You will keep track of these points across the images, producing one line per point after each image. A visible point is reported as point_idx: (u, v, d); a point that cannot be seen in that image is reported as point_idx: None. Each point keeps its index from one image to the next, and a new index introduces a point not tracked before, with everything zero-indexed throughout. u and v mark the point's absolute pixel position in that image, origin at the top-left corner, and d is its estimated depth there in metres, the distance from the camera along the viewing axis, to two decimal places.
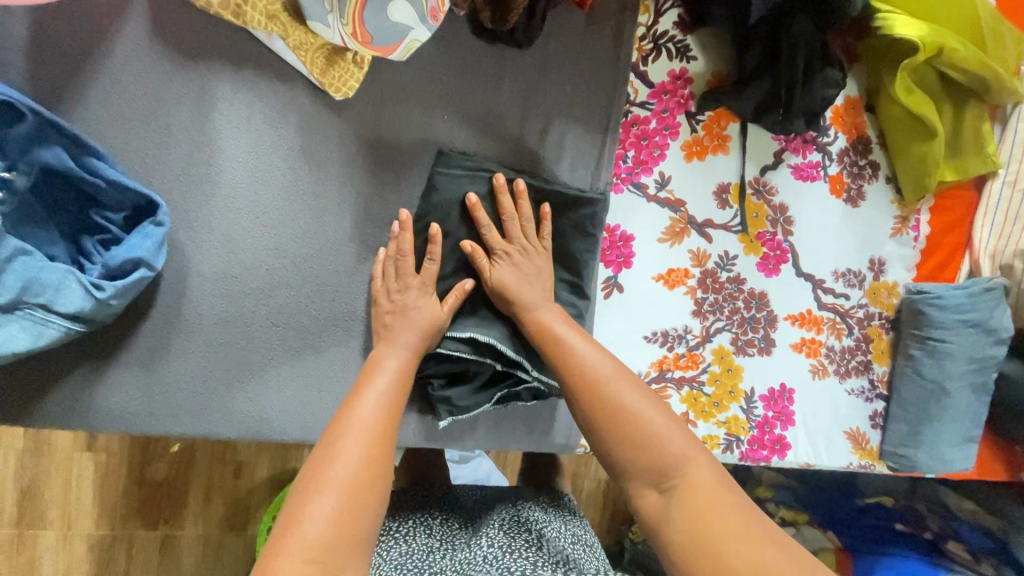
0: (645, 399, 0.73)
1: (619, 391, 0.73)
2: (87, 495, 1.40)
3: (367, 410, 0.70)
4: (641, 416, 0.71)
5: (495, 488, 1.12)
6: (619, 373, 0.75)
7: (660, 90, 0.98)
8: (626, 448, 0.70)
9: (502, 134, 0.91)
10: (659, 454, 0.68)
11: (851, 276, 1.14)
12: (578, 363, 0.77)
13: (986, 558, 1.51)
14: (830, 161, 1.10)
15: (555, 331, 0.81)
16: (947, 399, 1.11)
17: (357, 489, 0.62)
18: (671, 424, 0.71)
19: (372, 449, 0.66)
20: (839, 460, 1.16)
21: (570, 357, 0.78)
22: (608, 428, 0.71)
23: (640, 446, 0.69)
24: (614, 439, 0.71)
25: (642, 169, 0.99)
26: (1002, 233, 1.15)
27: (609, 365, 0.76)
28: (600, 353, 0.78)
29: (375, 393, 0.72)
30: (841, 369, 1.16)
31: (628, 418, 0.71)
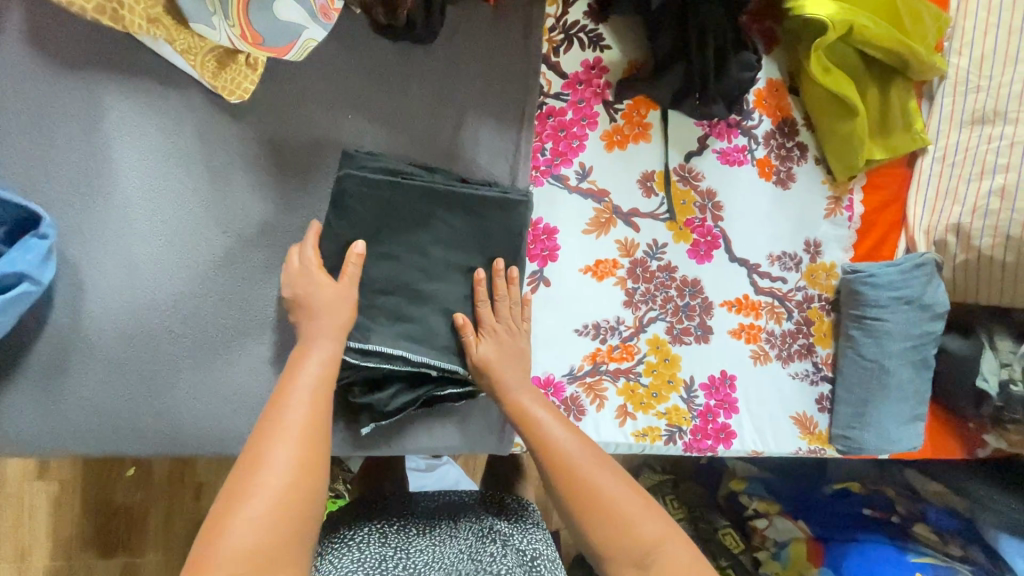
0: (624, 481, 0.73)
1: (597, 476, 0.73)
2: (39, 525, 1.36)
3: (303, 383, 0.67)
4: (620, 503, 0.71)
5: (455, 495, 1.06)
6: (593, 457, 0.75)
7: (574, 81, 0.97)
8: (606, 530, 0.70)
9: (413, 132, 0.89)
10: (637, 539, 0.69)
11: (787, 259, 1.14)
12: (556, 448, 0.76)
13: (954, 538, 1.52)
14: (756, 144, 1.09)
15: (534, 412, 0.80)
16: (888, 377, 1.10)
17: (287, 485, 0.58)
18: (648, 508, 0.71)
19: (302, 435, 0.62)
20: (787, 446, 1.15)
21: (547, 439, 0.77)
22: (587, 515, 0.71)
23: (619, 531, 0.69)
24: (591, 522, 0.71)
25: (562, 161, 0.98)
26: (935, 208, 1.14)
27: (589, 449, 0.76)
28: (580, 440, 0.77)
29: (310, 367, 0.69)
30: (783, 354, 1.15)
31: (605, 504, 0.71)
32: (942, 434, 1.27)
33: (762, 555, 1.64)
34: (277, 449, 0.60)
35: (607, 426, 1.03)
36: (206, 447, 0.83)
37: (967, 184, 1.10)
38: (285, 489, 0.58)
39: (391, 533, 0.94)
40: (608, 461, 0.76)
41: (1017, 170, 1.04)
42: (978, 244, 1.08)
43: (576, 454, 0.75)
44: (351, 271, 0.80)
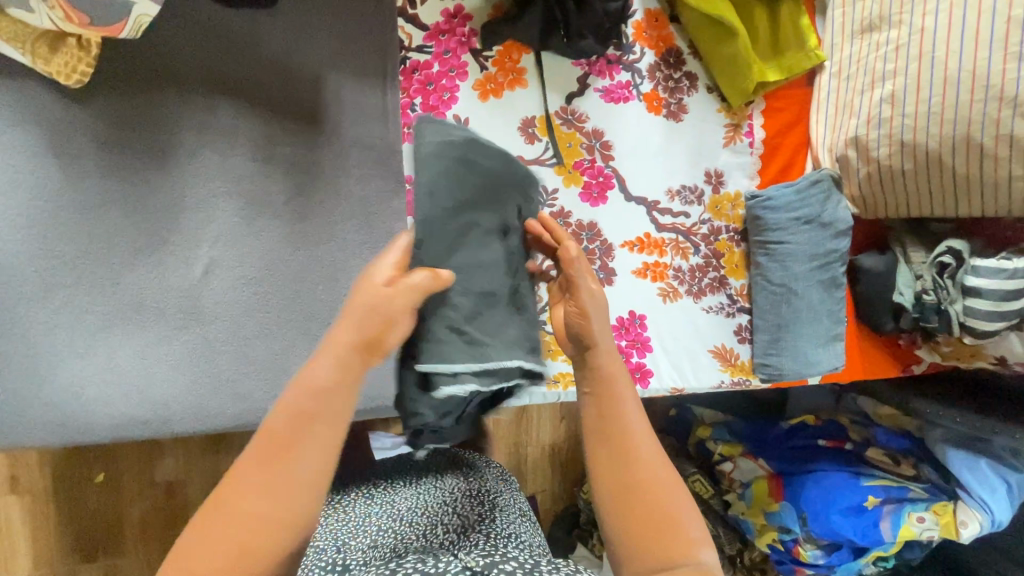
0: (672, 472, 0.64)
1: (649, 457, 0.64)
2: (17, 537, 1.37)
3: (309, 384, 0.59)
4: (664, 496, 0.62)
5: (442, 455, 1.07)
6: (652, 439, 0.66)
7: (436, 32, 0.96)
8: (647, 518, 0.61)
9: (271, 99, 0.89)
10: (683, 544, 0.60)
11: (688, 192, 1.12)
12: (617, 412, 0.67)
13: (905, 459, 1.52)
14: (641, 79, 1.08)
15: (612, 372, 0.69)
16: (798, 300, 1.09)
17: (285, 469, 0.56)
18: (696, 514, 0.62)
19: (308, 416, 0.58)
20: (709, 381, 1.14)
21: (614, 407, 0.67)
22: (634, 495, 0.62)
23: (658, 523, 0.60)
24: (632, 504, 0.62)
25: (434, 115, 0.97)
26: (835, 124, 1.12)
27: (647, 426, 0.67)
28: (643, 418, 0.68)
29: (328, 359, 0.60)
30: (694, 289, 1.14)
31: (652, 491, 0.62)
32: (874, 354, 1.26)
33: (731, 497, 1.67)
34: (281, 436, 0.56)
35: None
36: (102, 432, 0.85)
37: (861, 96, 1.08)
38: (285, 488, 0.56)
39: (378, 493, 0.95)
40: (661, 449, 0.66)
41: (902, 74, 1.01)
42: (876, 154, 1.06)
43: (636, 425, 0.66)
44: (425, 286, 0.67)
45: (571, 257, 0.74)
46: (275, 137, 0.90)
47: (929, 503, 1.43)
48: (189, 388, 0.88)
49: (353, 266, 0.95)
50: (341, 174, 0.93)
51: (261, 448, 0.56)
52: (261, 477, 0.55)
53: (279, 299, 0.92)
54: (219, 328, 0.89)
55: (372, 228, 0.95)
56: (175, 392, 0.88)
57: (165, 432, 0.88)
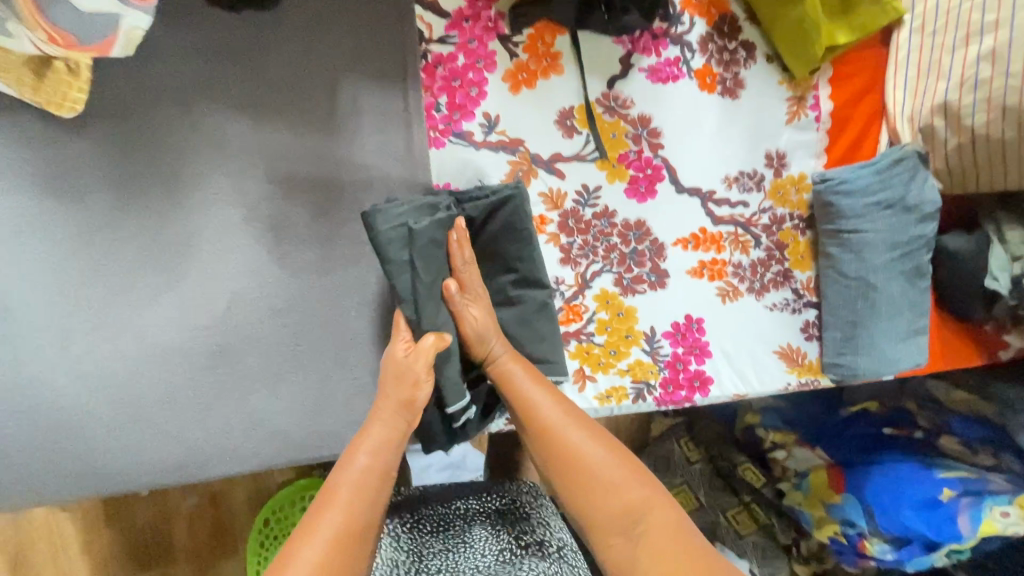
0: (606, 443, 0.72)
1: (582, 444, 0.71)
2: None
3: (363, 462, 0.66)
4: (603, 469, 0.69)
5: (474, 483, 0.95)
6: (576, 420, 0.73)
7: (458, 19, 0.85)
8: (585, 495, 0.68)
9: (281, 111, 0.79)
10: (622, 505, 0.67)
11: (746, 179, 1.00)
12: (540, 418, 0.73)
13: (984, 448, 1.41)
14: (692, 53, 0.95)
15: (512, 376, 0.77)
16: (877, 294, 0.97)
17: (347, 535, 0.61)
18: (632, 469, 0.70)
19: (361, 487, 0.64)
20: (775, 384, 1.04)
21: (529, 407, 0.74)
22: (569, 481, 0.70)
23: (605, 499, 0.68)
24: (572, 490, 0.69)
25: (462, 115, 0.87)
26: (917, 90, 0.98)
27: (571, 412, 0.74)
28: (568, 407, 0.75)
29: (375, 441, 0.68)
30: (756, 286, 1.03)
31: (588, 468, 0.69)
32: (957, 344, 1.14)
33: (784, 487, 1.58)
34: (339, 510, 0.62)
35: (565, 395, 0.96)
36: (138, 482, 0.80)
37: (952, 54, 0.93)
38: (342, 560, 0.59)
39: (406, 536, 0.85)
40: (585, 423, 0.73)
41: (1007, 26, 0.86)
42: (970, 122, 0.92)
43: (555, 420, 0.73)
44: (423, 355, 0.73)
45: (451, 293, 0.78)
46: (289, 154, 0.81)
47: (1012, 495, 1.32)
48: (221, 431, 0.82)
49: (385, 288, 0.87)
50: (364, 189, 0.84)
51: (313, 523, 0.60)
52: (324, 544, 0.59)
53: (309, 329, 0.85)
54: (246, 366, 0.83)
55: None
56: (208, 436, 0.82)
57: (201, 477, 0.82)
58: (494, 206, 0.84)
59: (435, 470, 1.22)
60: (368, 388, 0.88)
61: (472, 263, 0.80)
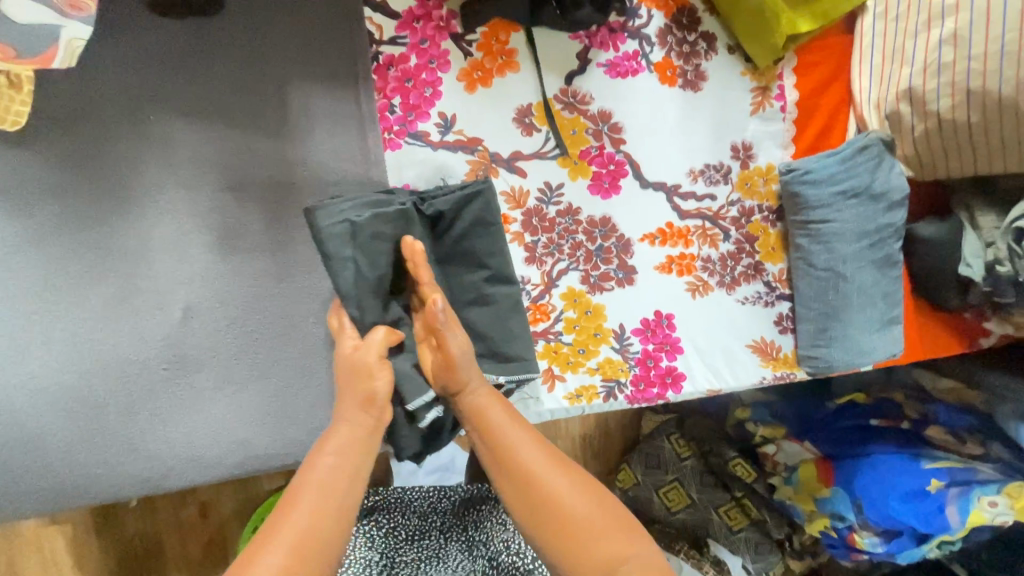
0: (589, 484, 0.62)
1: (563, 487, 0.61)
2: None
3: (330, 464, 0.60)
4: (584, 511, 0.60)
5: (452, 489, 0.95)
6: (554, 460, 0.63)
7: (409, 19, 0.84)
8: (559, 543, 0.59)
9: (232, 118, 0.79)
10: (602, 559, 0.58)
11: (712, 171, 0.99)
12: (515, 457, 0.63)
13: (972, 436, 1.39)
14: (651, 46, 0.94)
15: (487, 408, 0.66)
16: (848, 284, 0.96)
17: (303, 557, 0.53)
18: (613, 518, 0.61)
19: (327, 500, 0.57)
20: (749, 378, 1.02)
21: (501, 440, 0.64)
22: (542, 525, 0.60)
23: (583, 552, 0.59)
24: (545, 537, 0.60)
25: (416, 115, 0.86)
26: (883, 76, 0.96)
27: (550, 451, 0.64)
28: (546, 445, 0.65)
29: (337, 444, 0.62)
30: (726, 280, 1.02)
31: (565, 517, 0.60)
32: (936, 333, 1.12)
33: (775, 481, 1.58)
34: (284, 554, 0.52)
35: (531, 391, 0.93)
36: (98, 497, 0.78)
37: (914, 39, 0.92)
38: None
39: (381, 539, 0.86)
40: (565, 460, 0.64)
41: (968, 9, 0.86)
42: (936, 108, 0.90)
43: (531, 456, 0.63)
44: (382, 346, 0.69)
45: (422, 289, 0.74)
46: (242, 160, 0.80)
47: (1001, 485, 1.31)
48: (182, 441, 0.81)
49: None
50: (320, 193, 0.83)
51: (265, 542, 0.53)
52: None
53: (270, 336, 0.84)
54: (206, 375, 0.82)
55: None
56: (170, 447, 0.81)
57: (164, 489, 0.82)
58: (462, 202, 0.82)
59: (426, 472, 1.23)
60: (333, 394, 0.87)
61: (437, 285, 0.76)
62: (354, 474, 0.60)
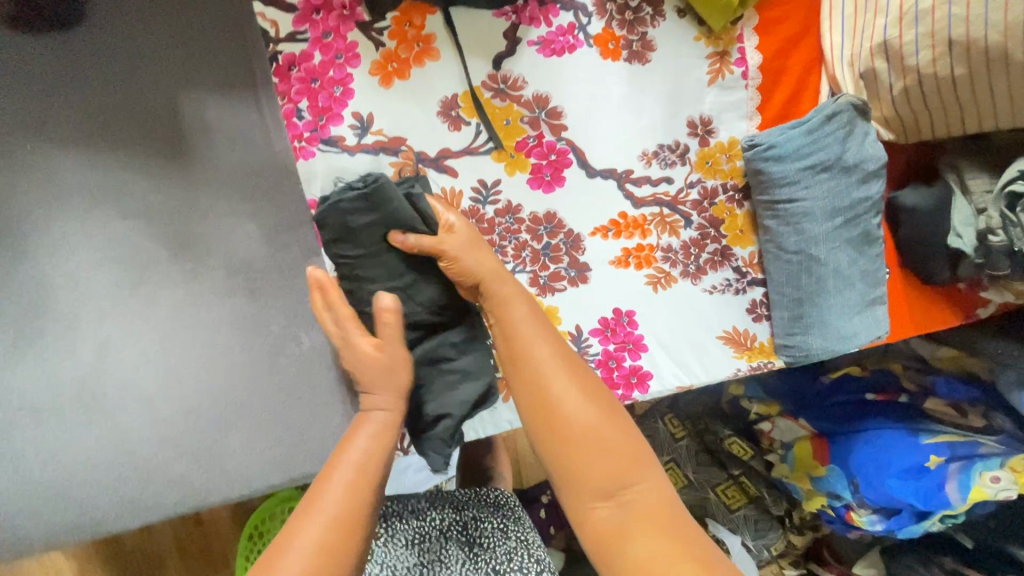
0: (600, 397, 0.65)
1: (575, 399, 0.63)
2: None
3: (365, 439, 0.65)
4: (593, 426, 0.63)
5: (449, 492, 0.89)
6: (571, 368, 0.66)
7: (307, 11, 0.76)
8: (572, 452, 0.62)
9: (121, 140, 0.73)
10: (614, 472, 0.61)
11: (667, 152, 0.90)
12: (531, 357, 0.65)
13: (973, 407, 1.32)
14: (587, 17, 0.84)
15: (509, 306, 0.69)
16: (822, 268, 0.88)
17: (342, 525, 0.58)
18: (626, 436, 0.63)
19: (361, 473, 0.62)
20: (723, 371, 0.95)
21: (522, 342, 0.66)
22: (555, 434, 0.63)
23: (594, 461, 0.62)
24: (558, 446, 0.62)
25: (328, 119, 0.78)
26: (855, 29, 0.86)
27: (568, 359, 0.66)
28: (567, 360, 0.66)
29: (382, 420, 0.69)
30: (691, 269, 0.94)
31: (578, 424, 0.62)
32: (931, 305, 1.04)
33: (772, 459, 1.54)
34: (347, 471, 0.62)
35: None
36: (32, 550, 0.76)
37: None
38: (338, 535, 0.58)
39: (383, 550, 0.81)
40: (586, 373, 0.66)
41: None
42: (915, 62, 0.80)
43: (547, 366, 0.65)
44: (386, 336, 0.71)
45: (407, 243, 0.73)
46: (140, 186, 0.74)
47: (1005, 458, 1.23)
48: (113, 486, 0.78)
49: (275, 316, 0.81)
50: (232, 213, 0.77)
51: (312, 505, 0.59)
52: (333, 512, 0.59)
53: (193, 370, 0.79)
54: (129, 417, 0.77)
55: (288, 268, 0.80)
56: (99, 493, 0.77)
57: (105, 535, 0.79)
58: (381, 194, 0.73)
59: (413, 471, 1.10)
60: (270, 423, 0.82)
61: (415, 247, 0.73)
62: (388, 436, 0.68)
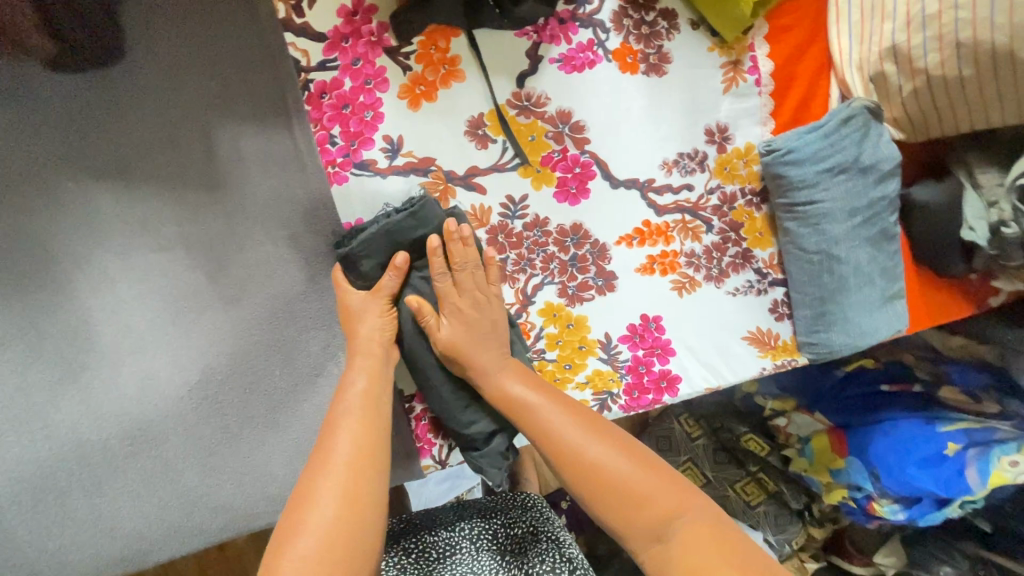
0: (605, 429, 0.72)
1: (601, 453, 0.68)
2: None
3: (357, 394, 0.71)
4: (624, 471, 0.66)
5: (475, 502, 0.91)
6: (590, 431, 0.71)
7: (337, 39, 0.76)
8: (610, 505, 0.65)
9: (159, 175, 0.74)
10: (657, 510, 0.64)
11: (687, 160, 0.92)
12: (552, 434, 0.70)
13: (987, 394, 1.34)
14: (606, 33, 0.86)
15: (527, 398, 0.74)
16: (843, 266, 0.90)
17: (356, 491, 0.62)
18: (658, 474, 0.67)
19: (362, 438, 0.67)
20: (748, 371, 0.97)
21: (539, 421, 0.72)
22: (589, 491, 0.66)
23: (632, 508, 0.64)
24: (596, 500, 0.66)
25: (360, 143, 0.79)
26: (863, 34, 0.88)
27: (582, 422, 0.72)
28: (568, 407, 0.74)
29: (364, 375, 0.74)
30: (713, 273, 0.96)
31: (609, 477, 0.66)
32: (946, 297, 1.06)
33: (790, 453, 1.57)
34: (356, 422, 0.68)
35: None
36: None
37: None
38: (358, 482, 0.62)
39: (412, 564, 0.80)
40: (604, 432, 0.71)
41: None
42: (923, 64, 0.83)
43: (569, 434, 0.70)
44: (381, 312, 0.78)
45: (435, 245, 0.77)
46: (177, 219, 0.75)
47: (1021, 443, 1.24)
48: (159, 513, 0.79)
49: (311, 339, 0.82)
50: (266, 240, 0.79)
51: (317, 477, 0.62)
52: (342, 470, 0.63)
53: (234, 395, 0.80)
54: (173, 444, 0.79)
55: (323, 291, 0.82)
56: (144, 522, 0.78)
57: (150, 564, 0.80)
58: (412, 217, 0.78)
59: (435, 483, 1.19)
60: (308, 445, 0.83)
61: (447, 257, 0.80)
62: (380, 393, 0.73)
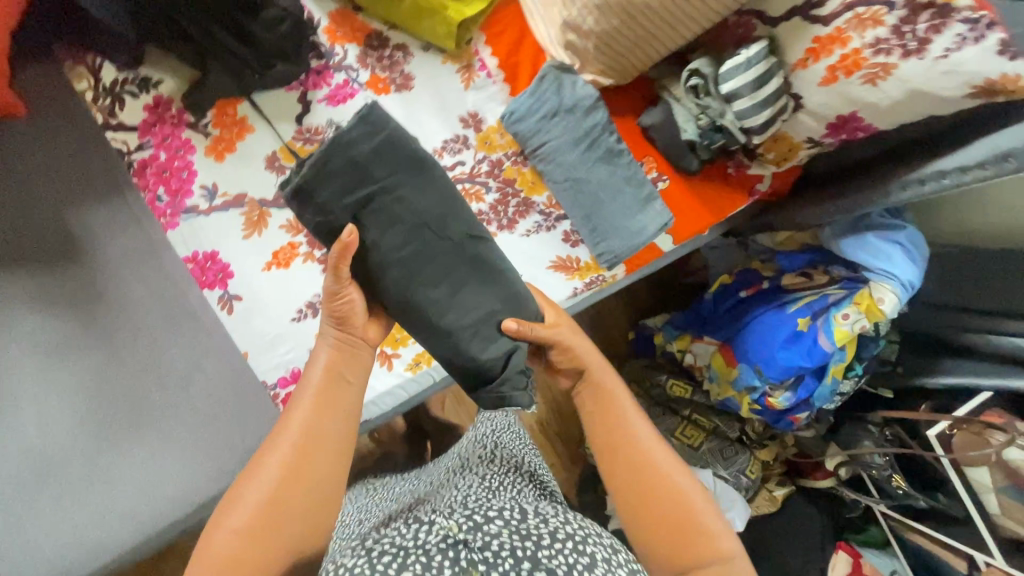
0: (686, 482, 0.78)
1: (662, 475, 0.78)
2: None
3: (319, 372, 0.79)
4: (676, 502, 0.76)
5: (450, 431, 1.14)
6: (664, 453, 0.81)
7: (147, 127, 1.06)
8: (646, 513, 0.76)
9: (28, 255, 0.96)
10: (687, 547, 0.74)
11: (453, 144, 1.18)
12: (630, 436, 0.81)
13: (815, 269, 1.52)
14: (356, 71, 1.14)
15: (617, 401, 0.84)
16: (590, 184, 1.14)
17: (295, 469, 0.72)
18: (703, 517, 0.76)
19: (311, 427, 0.75)
20: (560, 294, 1.17)
21: (620, 424, 0.82)
22: (636, 492, 0.77)
23: (669, 530, 0.75)
24: (636, 505, 0.77)
25: (181, 195, 1.07)
26: (549, 20, 1.15)
27: (660, 446, 0.81)
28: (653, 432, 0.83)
29: (323, 364, 0.80)
30: (505, 222, 1.18)
31: (660, 493, 0.77)
32: (717, 192, 1.29)
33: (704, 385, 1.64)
34: (306, 407, 0.76)
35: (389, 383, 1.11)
36: None
37: None
38: (302, 459, 0.73)
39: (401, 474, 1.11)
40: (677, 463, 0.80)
41: None
42: (588, 28, 1.10)
43: (645, 444, 0.81)
44: (338, 287, 0.78)
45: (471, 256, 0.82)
46: (50, 284, 0.96)
47: (848, 299, 1.39)
48: (72, 532, 0.92)
49: (177, 354, 1.01)
50: (127, 285, 1.00)
51: (264, 459, 0.73)
52: (289, 446, 0.73)
53: (121, 416, 0.97)
54: (75, 470, 0.94)
55: (181, 312, 1.02)
56: (61, 541, 0.91)
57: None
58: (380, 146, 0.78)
59: None
60: (196, 441, 0.99)
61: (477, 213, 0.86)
62: (342, 378, 0.80)
